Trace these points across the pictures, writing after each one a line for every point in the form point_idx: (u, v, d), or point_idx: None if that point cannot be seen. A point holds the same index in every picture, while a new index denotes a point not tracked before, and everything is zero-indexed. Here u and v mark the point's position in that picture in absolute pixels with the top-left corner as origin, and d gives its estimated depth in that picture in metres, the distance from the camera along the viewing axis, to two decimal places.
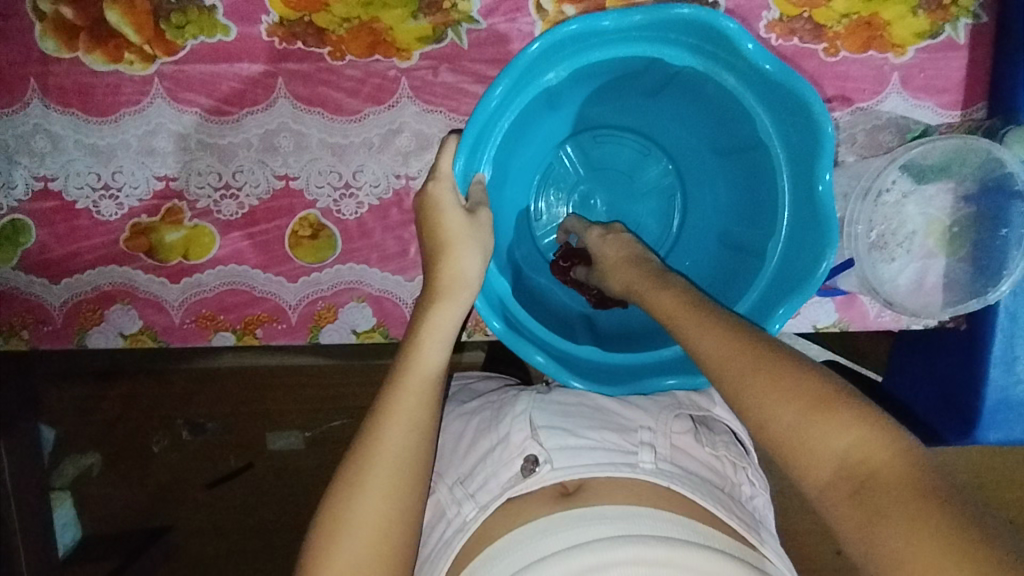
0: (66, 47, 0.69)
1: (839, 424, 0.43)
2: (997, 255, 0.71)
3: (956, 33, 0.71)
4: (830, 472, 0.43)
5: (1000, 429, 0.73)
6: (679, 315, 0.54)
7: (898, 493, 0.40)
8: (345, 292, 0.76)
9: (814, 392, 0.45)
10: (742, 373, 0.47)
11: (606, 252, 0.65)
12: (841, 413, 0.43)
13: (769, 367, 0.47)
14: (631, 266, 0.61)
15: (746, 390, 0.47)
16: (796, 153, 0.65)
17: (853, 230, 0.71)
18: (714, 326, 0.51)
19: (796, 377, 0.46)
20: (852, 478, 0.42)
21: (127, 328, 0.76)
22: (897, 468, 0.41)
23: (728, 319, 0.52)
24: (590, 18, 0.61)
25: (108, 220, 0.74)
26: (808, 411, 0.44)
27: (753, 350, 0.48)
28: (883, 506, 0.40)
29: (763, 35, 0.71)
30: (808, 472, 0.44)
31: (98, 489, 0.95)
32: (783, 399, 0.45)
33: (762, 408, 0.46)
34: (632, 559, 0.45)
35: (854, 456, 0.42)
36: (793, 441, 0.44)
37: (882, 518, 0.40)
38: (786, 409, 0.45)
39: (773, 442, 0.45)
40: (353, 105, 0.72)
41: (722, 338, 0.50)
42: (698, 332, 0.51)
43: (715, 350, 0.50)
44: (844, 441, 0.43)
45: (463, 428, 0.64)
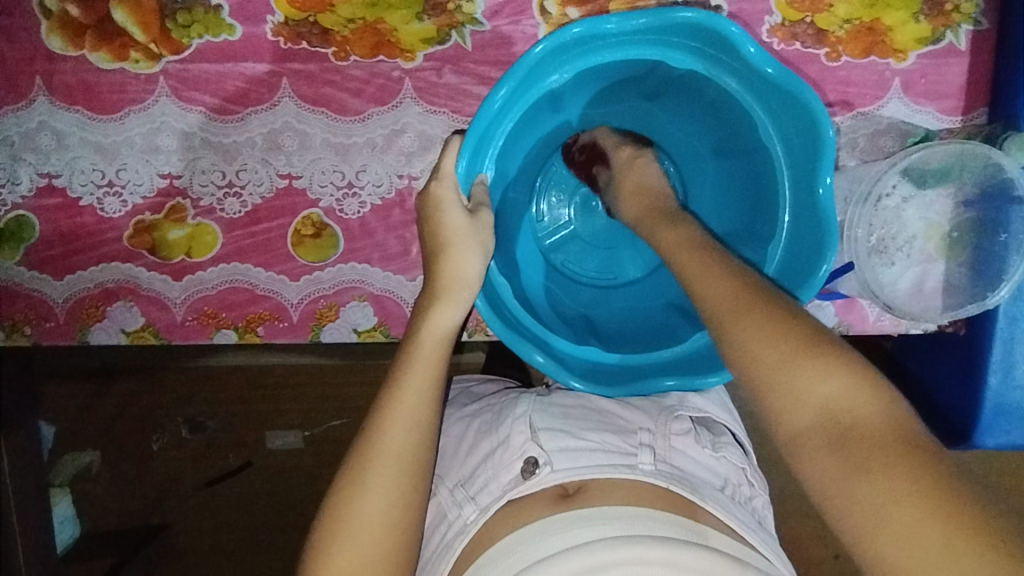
0: (72, 45, 0.70)
1: (824, 370, 0.44)
2: (997, 260, 0.70)
3: (957, 39, 0.71)
4: (811, 417, 0.43)
5: (998, 435, 0.73)
6: (686, 262, 0.55)
7: (880, 444, 0.41)
8: (347, 291, 0.77)
9: (804, 339, 0.45)
10: (738, 316, 0.48)
11: (628, 177, 0.68)
12: (824, 358, 0.44)
13: (763, 313, 0.47)
14: (648, 197, 0.65)
15: (739, 332, 0.47)
16: (796, 156, 0.66)
17: (852, 234, 0.71)
18: (717, 272, 0.52)
19: (787, 323, 0.46)
20: (832, 425, 0.42)
21: (129, 326, 0.77)
22: (878, 419, 0.42)
23: (733, 268, 0.53)
24: (593, 22, 0.61)
25: (112, 217, 0.74)
26: (792, 354, 0.45)
27: (750, 296, 0.49)
28: (865, 455, 0.41)
29: (765, 39, 0.71)
30: (787, 414, 0.44)
31: (98, 485, 0.96)
32: (773, 343, 0.46)
33: (751, 350, 0.46)
34: (630, 560, 0.45)
35: (835, 403, 0.43)
36: (777, 385, 0.44)
37: (863, 468, 0.40)
38: (772, 351, 0.45)
39: (757, 384, 0.46)
40: (356, 106, 0.72)
41: (723, 283, 0.51)
42: (700, 278, 0.53)
43: (717, 293, 0.51)
44: (828, 386, 0.43)
45: (463, 431, 0.64)
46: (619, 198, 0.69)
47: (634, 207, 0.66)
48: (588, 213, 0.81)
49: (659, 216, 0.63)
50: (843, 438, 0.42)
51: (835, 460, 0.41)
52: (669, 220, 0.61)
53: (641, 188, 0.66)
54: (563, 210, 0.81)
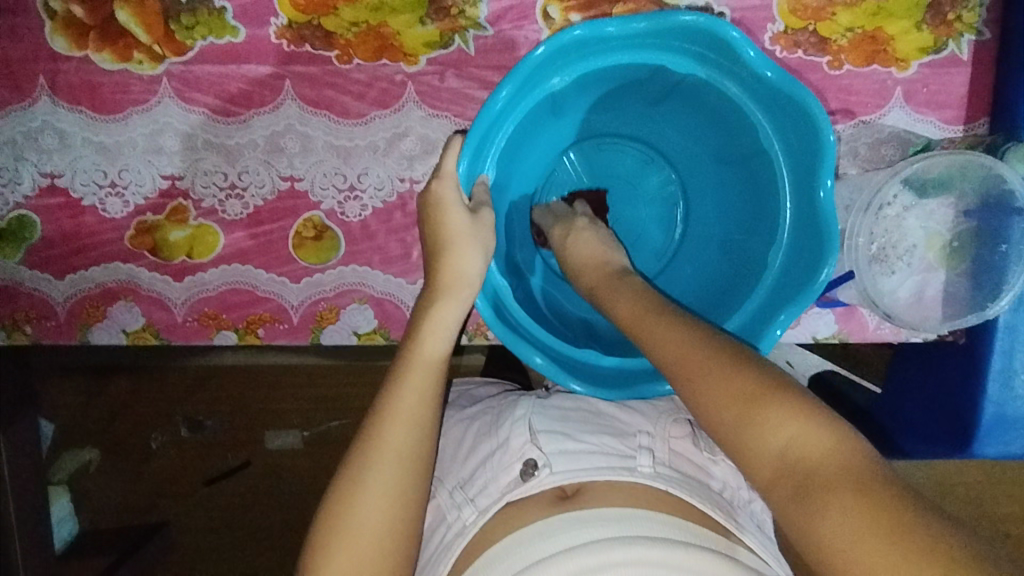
0: (76, 45, 0.70)
1: (776, 419, 0.44)
2: (997, 271, 0.71)
3: (959, 49, 0.71)
4: (771, 467, 0.43)
5: (996, 444, 0.73)
6: (640, 320, 0.54)
7: (832, 485, 0.40)
8: (347, 293, 0.77)
9: (754, 388, 0.45)
10: (690, 374, 0.48)
11: (573, 247, 0.66)
12: (775, 408, 0.44)
13: (714, 367, 0.48)
14: (594, 267, 0.63)
15: (694, 391, 0.48)
16: (797, 161, 0.66)
17: (853, 242, 0.71)
18: (671, 327, 0.52)
19: (736, 374, 0.47)
20: (789, 472, 0.42)
21: (130, 325, 0.77)
22: (833, 459, 0.41)
23: (688, 323, 0.52)
24: (595, 24, 0.61)
25: (113, 218, 0.74)
26: (744, 409, 0.45)
27: (702, 350, 0.49)
28: (820, 499, 0.40)
29: (768, 47, 0.71)
30: (753, 468, 0.44)
31: (96, 484, 0.96)
32: (724, 398, 0.46)
33: (707, 407, 0.47)
34: (627, 560, 0.45)
35: (790, 450, 0.43)
36: (737, 439, 0.45)
37: (819, 510, 0.40)
38: (726, 408, 0.46)
39: (721, 440, 0.46)
40: (359, 108, 0.72)
41: (676, 339, 0.51)
42: (654, 336, 0.52)
43: (669, 353, 0.50)
44: (782, 435, 0.43)
45: (462, 433, 0.65)
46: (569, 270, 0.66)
47: (584, 280, 0.64)
48: None
49: (608, 280, 0.61)
50: (800, 484, 0.42)
51: (797, 508, 0.41)
52: (619, 287, 0.59)
53: (591, 256, 0.64)
54: None
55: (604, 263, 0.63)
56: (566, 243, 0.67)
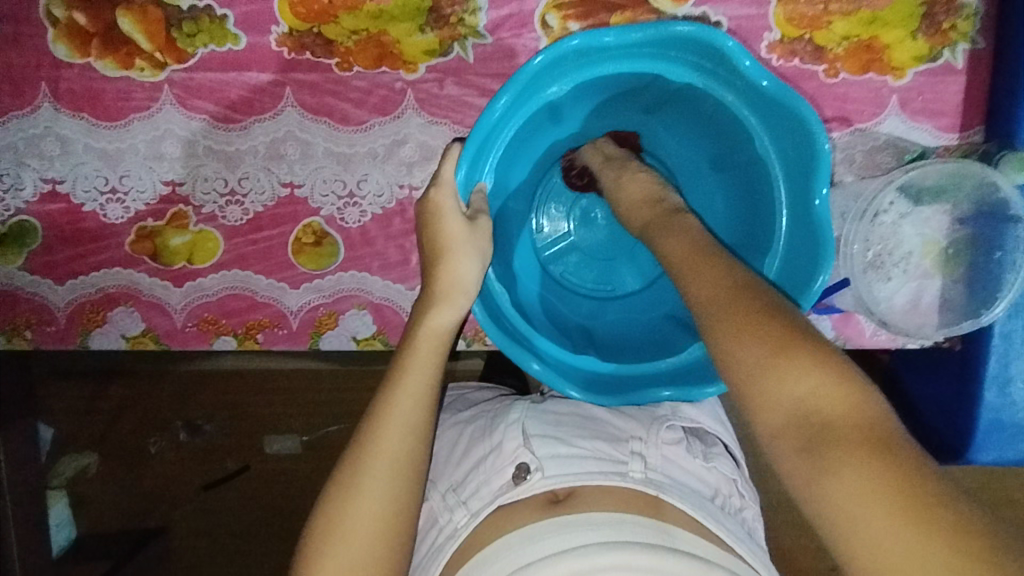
0: (78, 52, 0.70)
1: (797, 370, 0.43)
2: (992, 278, 0.71)
3: (954, 58, 0.72)
4: (785, 418, 0.42)
5: (992, 450, 0.74)
6: (684, 259, 0.54)
7: (851, 445, 0.40)
8: (346, 299, 0.77)
9: (782, 339, 0.44)
10: (722, 315, 0.47)
11: (625, 189, 0.65)
12: (801, 358, 0.43)
13: (747, 312, 0.47)
14: (647, 205, 0.62)
15: (720, 331, 0.47)
16: (794, 169, 0.66)
17: (848, 251, 0.72)
18: (711, 270, 0.51)
19: (767, 321, 0.46)
20: (804, 426, 0.42)
21: (130, 331, 0.77)
22: (854, 419, 0.41)
23: (730, 268, 0.51)
24: (593, 35, 0.62)
25: (114, 223, 0.74)
26: (769, 356, 0.44)
27: (738, 294, 0.48)
28: (837, 456, 0.40)
29: (764, 55, 0.72)
30: (762, 415, 0.43)
31: (96, 488, 0.96)
32: (750, 343, 0.45)
33: (730, 347, 0.46)
34: (616, 565, 0.46)
35: (809, 404, 0.42)
36: (753, 383, 0.44)
37: (834, 467, 0.40)
38: (750, 354, 0.45)
39: (736, 383, 0.45)
40: (359, 116, 0.73)
41: (713, 281, 0.50)
42: (694, 276, 0.52)
43: (708, 292, 0.50)
44: (805, 386, 0.42)
45: (457, 436, 0.65)
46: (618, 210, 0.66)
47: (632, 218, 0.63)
48: (588, 225, 0.81)
49: (663, 220, 0.60)
50: (815, 439, 0.41)
51: (807, 463, 0.41)
52: (676, 222, 0.59)
53: (642, 195, 0.63)
54: (563, 223, 0.81)
55: (658, 201, 0.62)
56: (618, 183, 0.67)
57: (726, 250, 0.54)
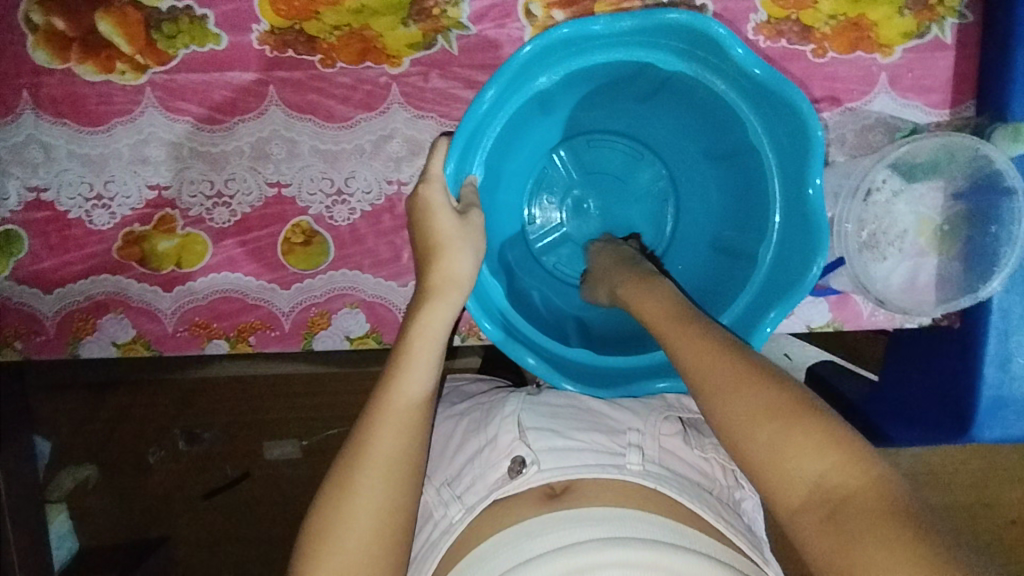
0: (58, 58, 0.70)
1: (811, 446, 0.43)
2: (987, 255, 0.70)
3: (942, 33, 0.72)
4: (804, 494, 0.43)
5: (996, 427, 0.72)
6: (670, 328, 0.54)
7: (873, 519, 0.40)
8: (339, 298, 0.76)
9: (791, 413, 0.44)
10: (721, 391, 0.47)
11: (599, 262, 0.69)
12: (814, 434, 0.43)
13: (747, 385, 0.46)
14: (623, 269, 0.64)
15: (724, 407, 0.47)
16: (786, 156, 0.65)
17: (842, 230, 0.71)
18: (701, 342, 0.51)
19: (770, 392, 0.46)
20: (824, 502, 0.42)
21: (121, 337, 0.76)
22: (873, 492, 0.41)
23: (719, 338, 0.51)
24: (581, 22, 0.61)
25: (101, 230, 0.74)
26: (780, 431, 0.44)
27: (733, 366, 0.48)
28: (859, 530, 0.40)
29: (751, 37, 0.71)
30: (782, 493, 0.44)
31: (96, 501, 0.95)
32: (757, 418, 0.45)
33: (736, 424, 0.46)
34: (616, 561, 0.45)
35: (827, 481, 0.42)
36: (768, 462, 0.44)
37: (857, 543, 0.40)
38: (760, 430, 0.45)
39: (747, 461, 0.45)
40: (344, 112, 0.72)
41: (705, 355, 0.50)
42: (687, 349, 0.51)
43: (700, 366, 0.49)
44: (820, 463, 0.43)
45: (451, 430, 0.64)
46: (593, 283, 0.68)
47: (601, 289, 0.66)
48: (581, 216, 0.80)
49: (636, 282, 0.61)
50: (836, 514, 0.41)
51: (831, 539, 0.41)
52: (646, 289, 0.59)
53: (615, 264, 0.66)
54: (555, 213, 0.81)
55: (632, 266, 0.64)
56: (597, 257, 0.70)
57: (706, 314, 0.55)
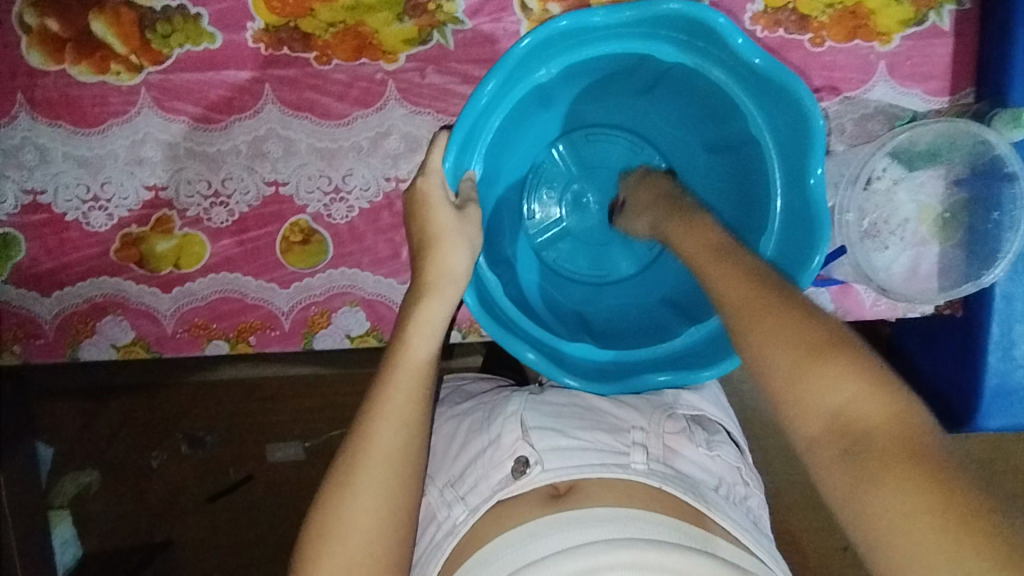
0: (52, 59, 0.69)
1: (833, 378, 0.42)
2: (990, 239, 0.70)
3: (941, 20, 0.71)
4: (823, 427, 0.42)
5: (1000, 416, 0.72)
6: (706, 257, 0.52)
7: (893, 455, 0.39)
8: (338, 296, 0.76)
9: (815, 345, 0.43)
10: (751, 317, 0.46)
11: (637, 197, 0.68)
12: (837, 367, 0.42)
13: (778, 313, 0.45)
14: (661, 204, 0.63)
15: (752, 334, 0.45)
16: (787, 146, 0.65)
17: (843, 219, 0.70)
18: (733, 272, 0.50)
19: (799, 323, 0.44)
20: (843, 434, 0.41)
21: (120, 340, 0.76)
22: (895, 427, 0.40)
23: (754, 266, 0.49)
24: (578, 14, 0.61)
25: (98, 231, 0.73)
26: (803, 363, 0.43)
27: (764, 293, 0.47)
28: (877, 465, 0.39)
29: (748, 27, 0.71)
30: (799, 425, 0.43)
31: (98, 505, 0.94)
32: (783, 347, 0.44)
33: (763, 352, 0.45)
34: (621, 563, 0.45)
35: (847, 415, 0.41)
36: (787, 391, 0.43)
37: (874, 478, 0.39)
38: (782, 361, 0.43)
39: (768, 387, 0.44)
40: (340, 109, 0.72)
41: (739, 282, 0.48)
42: (721, 277, 0.50)
43: (732, 292, 0.48)
44: (842, 394, 0.41)
45: (454, 430, 0.64)
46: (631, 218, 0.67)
47: (642, 222, 0.65)
48: (581, 210, 0.80)
49: (676, 215, 0.59)
50: (853, 449, 0.40)
51: (848, 472, 0.40)
52: (685, 221, 0.58)
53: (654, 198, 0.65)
54: (554, 209, 0.80)
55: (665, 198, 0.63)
56: (632, 192, 0.69)
57: (743, 245, 0.53)
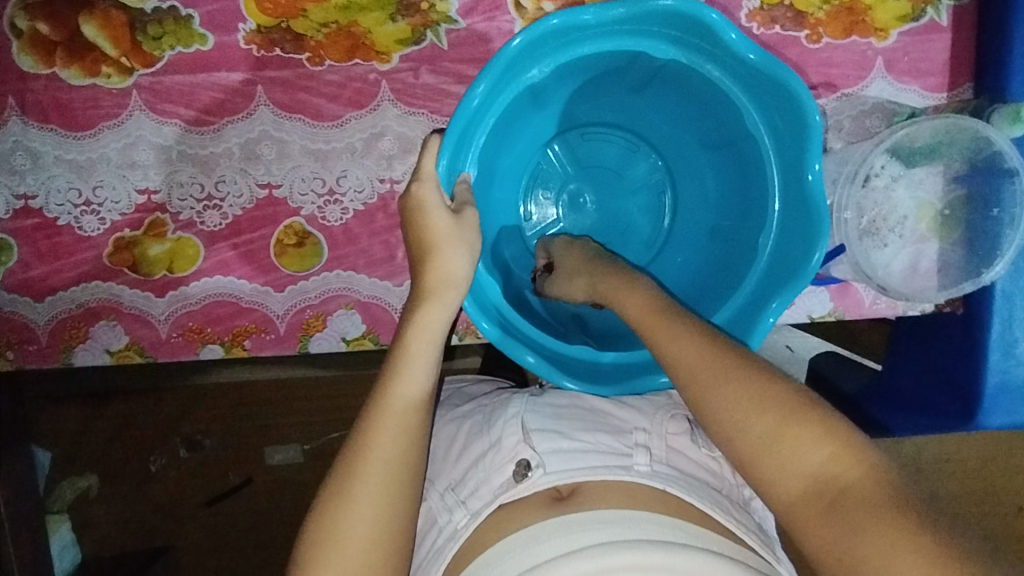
0: (43, 63, 0.69)
1: (806, 437, 0.44)
2: (990, 236, 0.70)
3: (937, 15, 0.71)
4: (802, 485, 0.44)
5: (1002, 413, 0.71)
6: (652, 321, 0.54)
7: (875, 508, 0.41)
8: (334, 299, 0.75)
9: (783, 405, 0.45)
10: (711, 384, 0.48)
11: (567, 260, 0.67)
12: (809, 425, 0.44)
13: (739, 378, 0.47)
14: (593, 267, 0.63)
15: (716, 401, 0.47)
16: (785, 143, 0.64)
17: (841, 217, 0.70)
18: (683, 336, 0.51)
19: (763, 386, 0.46)
20: (823, 492, 0.43)
21: (114, 345, 0.75)
22: (872, 481, 0.42)
23: (702, 328, 0.51)
24: (571, 12, 0.60)
25: (90, 236, 0.72)
26: (775, 423, 0.45)
27: (719, 358, 0.49)
28: (862, 519, 0.41)
29: (744, 24, 0.70)
30: (780, 484, 0.44)
31: (95, 511, 0.93)
32: (753, 411, 0.46)
33: (731, 418, 0.46)
34: (628, 565, 0.44)
35: (825, 470, 0.43)
36: (764, 453, 0.45)
37: (859, 531, 0.41)
38: (755, 422, 0.45)
39: (742, 450, 0.46)
40: (334, 110, 0.71)
41: (692, 348, 0.50)
42: (669, 342, 0.51)
43: (685, 358, 0.50)
44: (817, 453, 0.44)
45: (454, 432, 0.63)
46: (561, 279, 0.66)
47: (577, 284, 0.64)
48: (577, 210, 0.80)
49: (617, 277, 0.60)
50: (834, 503, 0.42)
51: (832, 528, 0.42)
52: (624, 285, 0.58)
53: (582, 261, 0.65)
54: (551, 209, 0.80)
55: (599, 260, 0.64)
56: (561, 257, 0.68)
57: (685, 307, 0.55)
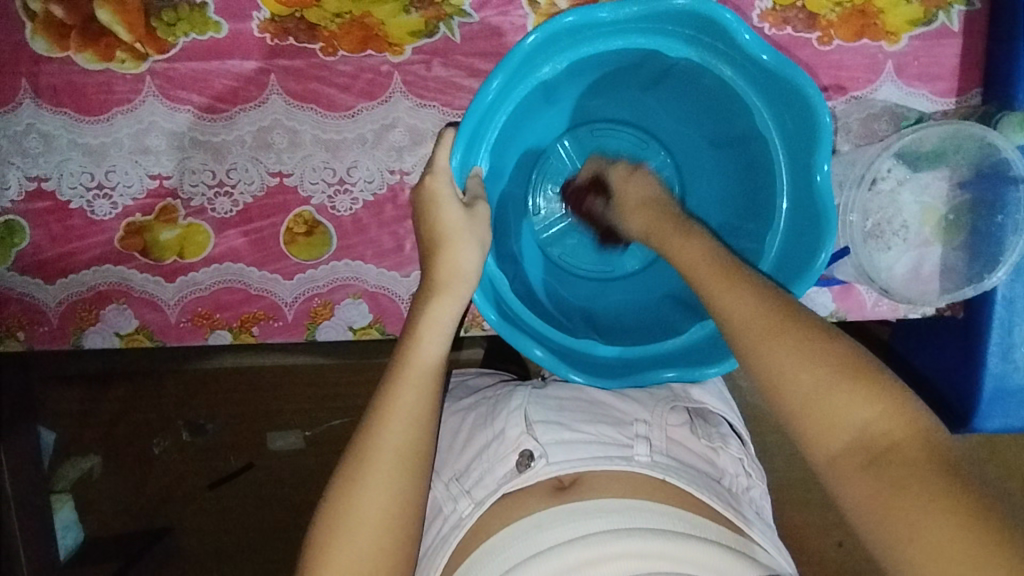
0: (57, 46, 0.69)
1: (857, 396, 0.44)
2: (995, 242, 0.70)
3: (949, 20, 0.71)
4: (845, 442, 0.44)
5: (1000, 416, 0.72)
6: (706, 272, 0.53)
7: (919, 471, 0.42)
8: (341, 288, 0.76)
9: (835, 364, 0.45)
10: (762, 338, 0.48)
11: (628, 191, 0.65)
12: (862, 385, 0.45)
13: (792, 335, 0.47)
14: (652, 208, 0.62)
15: (764, 355, 0.47)
16: (794, 145, 0.65)
17: (847, 219, 0.71)
18: (739, 287, 0.51)
19: (815, 344, 0.46)
20: (865, 450, 0.44)
21: (123, 328, 0.76)
22: (917, 444, 0.43)
23: (756, 282, 0.51)
24: (586, 10, 0.60)
25: (102, 220, 0.73)
26: (826, 380, 0.45)
27: (777, 314, 0.48)
28: (900, 478, 0.42)
29: (756, 24, 0.71)
30: (823, 440, 0.45)
31: (99, 490, 0.95)
32: (805, 367, 0.46)
33: (778, 371, 0.46)
34: (625, 552, 0.47)
35: (871, 429, 0.44)
36: (812, 408, 0.45)
37: (897, 492, 0.42)
38: (805, 376, 0.46)
39: (788, 404, 0.46)
40: (346, 101, 0.72)
41: (747, 300, 0.50)
42: (727, 291, 0.51)
43: (740, 309, 0.50)
44: (864, 412, 0.44)
45: (458, 424, 0.64)
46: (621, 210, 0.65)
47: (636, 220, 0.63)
48: None
49: (672, 226, 0.59)
50: (877, 462, 0.43)
51: (872, 485, 0.43)
52: (678, 236, 0.57)
53: (646, 198, 0.63)
54: (560, 204, 0.79)
55: (658, 205, 0.62)
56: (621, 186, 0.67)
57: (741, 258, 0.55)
